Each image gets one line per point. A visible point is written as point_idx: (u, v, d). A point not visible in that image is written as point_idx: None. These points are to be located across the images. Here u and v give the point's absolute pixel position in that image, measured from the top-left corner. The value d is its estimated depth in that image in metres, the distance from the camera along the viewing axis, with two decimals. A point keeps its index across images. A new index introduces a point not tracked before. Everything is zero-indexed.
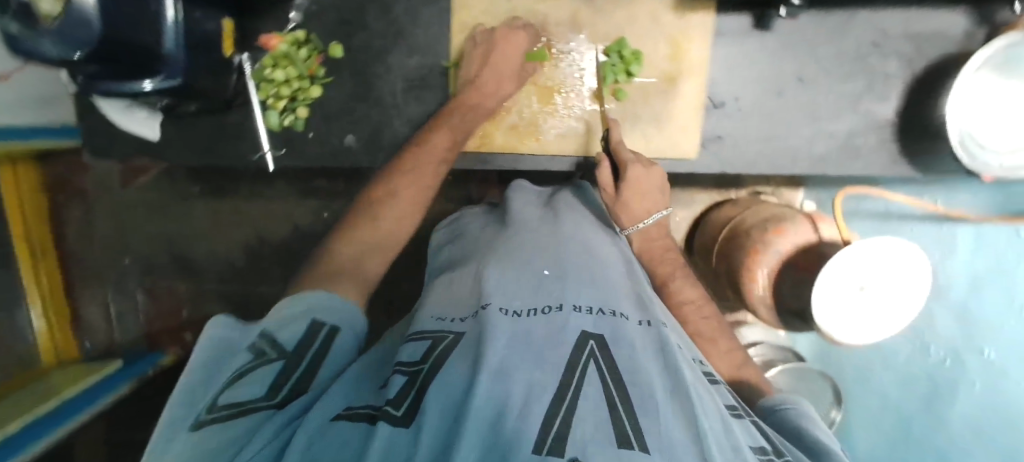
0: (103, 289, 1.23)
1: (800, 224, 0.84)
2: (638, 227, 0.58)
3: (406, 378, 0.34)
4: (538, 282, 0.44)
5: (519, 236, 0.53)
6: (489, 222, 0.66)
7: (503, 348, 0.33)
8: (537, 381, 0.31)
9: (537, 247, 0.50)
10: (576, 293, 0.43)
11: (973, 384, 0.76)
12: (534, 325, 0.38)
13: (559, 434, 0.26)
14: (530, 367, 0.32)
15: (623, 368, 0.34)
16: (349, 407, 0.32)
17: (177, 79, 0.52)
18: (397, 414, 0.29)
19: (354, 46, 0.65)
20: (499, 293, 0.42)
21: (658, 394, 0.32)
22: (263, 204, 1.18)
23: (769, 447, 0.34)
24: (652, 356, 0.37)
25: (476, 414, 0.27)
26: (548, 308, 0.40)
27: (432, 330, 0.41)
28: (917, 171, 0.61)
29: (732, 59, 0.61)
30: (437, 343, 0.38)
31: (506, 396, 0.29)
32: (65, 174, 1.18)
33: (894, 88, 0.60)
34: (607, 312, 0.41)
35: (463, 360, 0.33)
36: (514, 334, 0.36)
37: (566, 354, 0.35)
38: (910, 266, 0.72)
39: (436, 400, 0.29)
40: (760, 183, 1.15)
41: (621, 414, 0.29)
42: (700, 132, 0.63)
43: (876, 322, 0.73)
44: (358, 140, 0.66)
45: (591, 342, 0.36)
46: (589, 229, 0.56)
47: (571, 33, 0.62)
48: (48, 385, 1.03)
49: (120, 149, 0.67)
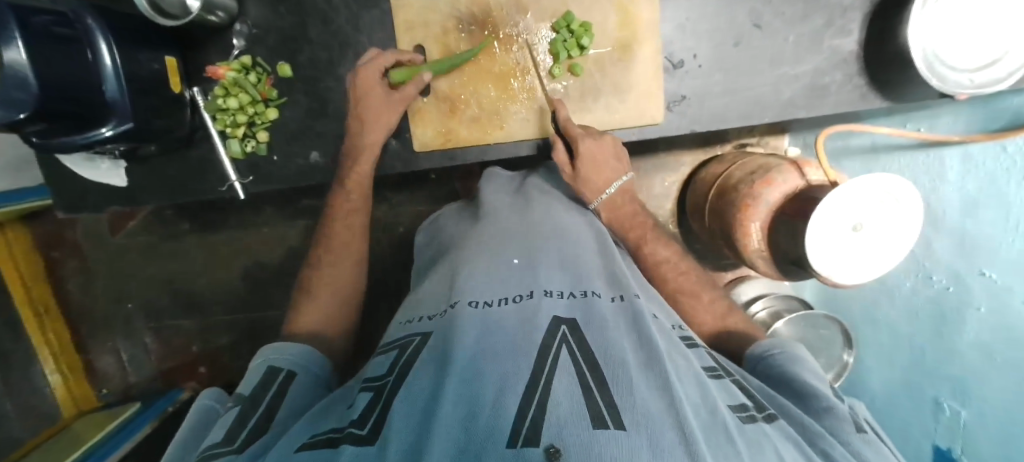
0: (111, 337, 1.25)
1: (786, 171, 0.82)
2: (604, 198, 0.60)
3: (371, 394, 0.36)
4: (509, 272, 0.45)
5: (490, 230, 0.54)
6: (464, 216, 0.66)
7: (473, 346, 0.34)
8: (510, 371, 0.31)
9: (507, 239, 0.51)
10: (547, 279, 0.44)
11: (978, 308, 0.71)
12: (506, 314, 0.39)
13: (534, 422, 0.26)
14: (502, 357, 0.33)
15: (596, 346, 0.35)
16: (314, 434, 0.33)
17: (130, 123, 0.52)
18: (364, 434, 0.31)
19: (303, 62, 0.64)
20: (470, 289, 0.43)
21: (632, 367, 0.33)
22: (252, 231, 1.19)
23: (748, 403, 0.37)
24: (626, 330, 0.38)
25: (445, 417, 0.28)
26: (519, 297, 0.41)
27: (400, 339, 0.43)
28: (888, 102, 0.60)
29: (684, 16, 0.60)
30: (404, 350, 0.40)
31: (478, 393, 0.30)
32: (55, 231, 1.19)
33: (854, 19, 0.58)
34: (579, 294, 0.42)
35: (430, 368, 0.35)
36: (483, 331, 0.36)
37: (538, 338, 0.35)
38: (901, 204, 0.70)
39: (407, 411, 0.31)
40: (744, 135, 1.14)
41: (595, 394, 0.29)
42: (663, 95, 0.62)
43: (869, 259, 0.72)
44: (324, 156, 0.66)
45: (562, 326, 0.37)
46: (562, 213, 0.57)
47: (516, 15, 0.61)
48: (73, 437, 1.06)
49: (92, 201, 0.67)
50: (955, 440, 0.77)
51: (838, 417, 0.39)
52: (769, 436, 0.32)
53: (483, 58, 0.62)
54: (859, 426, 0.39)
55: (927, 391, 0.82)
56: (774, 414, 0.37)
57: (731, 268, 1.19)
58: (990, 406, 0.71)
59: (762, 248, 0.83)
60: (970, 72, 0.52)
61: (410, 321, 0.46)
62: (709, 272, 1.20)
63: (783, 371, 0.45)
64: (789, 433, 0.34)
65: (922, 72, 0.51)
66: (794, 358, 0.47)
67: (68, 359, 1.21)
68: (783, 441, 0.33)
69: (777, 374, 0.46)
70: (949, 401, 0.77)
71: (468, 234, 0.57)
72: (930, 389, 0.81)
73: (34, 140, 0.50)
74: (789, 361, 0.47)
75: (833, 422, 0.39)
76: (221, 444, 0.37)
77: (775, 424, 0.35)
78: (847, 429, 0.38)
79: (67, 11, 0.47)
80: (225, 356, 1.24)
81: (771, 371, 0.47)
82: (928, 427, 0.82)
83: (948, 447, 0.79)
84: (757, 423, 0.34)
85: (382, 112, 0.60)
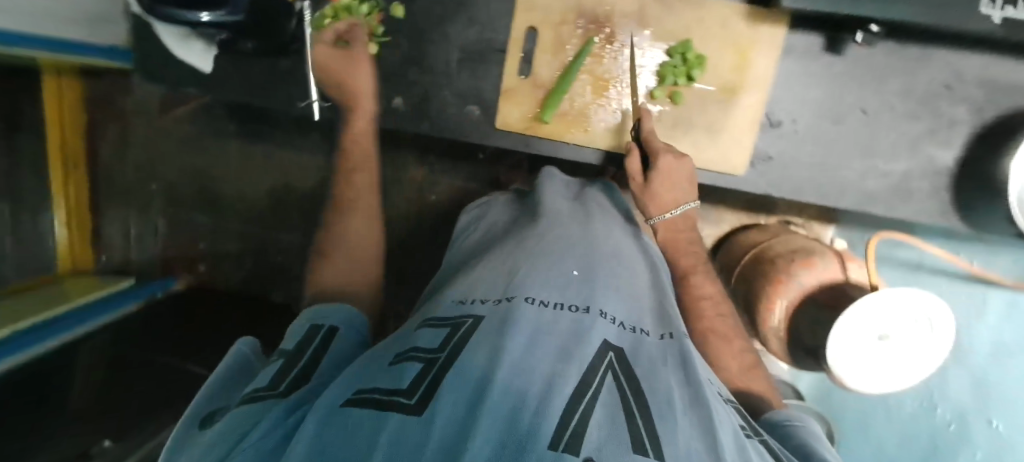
0: (127, 211, 1.26)
1: (829, 259, 0.82)
2: (666, 217, 0.59)
3: (420, 366, 0.33)
4: (568, 282, 0.44)
5: (552, 231, 0.52)
6: (518, 214, 0.64)
7: (524, 344, 0.33)
8: (558, 378, 0.30)
9: (567, 246, 0.49)
10: (604, 300, 0.42)
11: (974, 452, 0.81)
12: (558, 321, 0.38)
13: (575, 429, 0.25)
14: (551, 362, 0.32)
15: (643, 378, 0.34)
16: (360, 391, 0.31)
17: (241, 15, 0.54)
18: (409, 402, 0.28)
19: (414, 8, 0.64)
20: (526, 286, 0.42)
21: (677, 406, 0.32)
22: (292, 154, 1.19)
23: None
24: (672, 370, 0.37)
25: (493, 402, 0.26)
26: (574, 307, 0.40)
27: (453, 316, 0.41)
28: (968, 225, 0.59)
29: (796, 79, 0.59)
30: (456, 330, 0.37)
31: (524, 390, 0.28)
32: (108, 93, 1.20)
33: (959, 135, 0.58)
34: (630, 327, 0.41)
35: (481, 350, 0.33)
36: (537, 331, 0.35)
37: (589, 354, 0.34)
38: (933, 334, 0.70)
39: (451, 388, 0.28)
40: (792, 212, 1.13)
41: (638, 421, 0.28)
42: (752, 149, 0.61)
43: (892, 372, 0.71)
44: (406, 105, 0.67)
45: (610, 353, 0.35)
46: (620, 236, 0.56)
47: (636, 27, 0.60)
48: (61, 290, 1.07)
49: (170, 77, 0.67)
50: None
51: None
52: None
53: (591, 60, 0.61)
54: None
55: None
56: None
57: None
58: None
59: (780, 329, 0.84)
60: None
61: (461, 302, 0.43)
62: None
63: (799, 443, 0.42)
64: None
65: (1013, 207, 0.51)
66: (812, 434, 0.44)
67: (79, 220, 1.23)
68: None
69: (793, 445, 0.43)
70: None
71: (530, 227, 0.56)
72: None
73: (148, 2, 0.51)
74: (809, 436, 0.43)
75: None
76: (264, 389, 0.36)
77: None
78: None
79: None
80: (226, 263, 1.25)
81: (785, 440, 0.44)
82: None
83: None
84: None
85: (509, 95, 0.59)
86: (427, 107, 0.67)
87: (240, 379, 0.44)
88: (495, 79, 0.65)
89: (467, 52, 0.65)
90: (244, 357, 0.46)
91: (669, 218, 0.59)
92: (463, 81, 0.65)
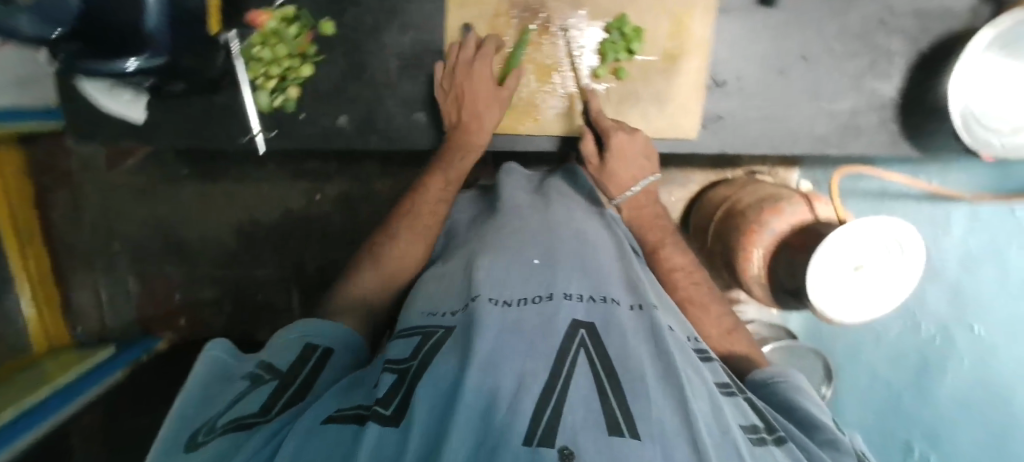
0: (93, 275, 1.21)
1: (795, 203, 0.84)
2: (627, 196, 0.60)
3: (394, 376, 0.35)
4: (530, 272, 0.45)
5: (511, 226, 0.53)
6: (481, 207, 0.65)
7: (493, 340, 0.34)
8: (529, 373, 0.32)
9: (529, 237, 0.51)
10: (566, 282, 0.43)
11: (960, 361, 0.81)
12: (525, 315, 0.38)
13: (550, 424, 0.27)
14: (521, 357, 0.33)
15: (614, 354, 0.35)
16: (339, 409, 0.32)
17: (163, 57, 0.48)
18: (386, 415, 0.30)
19: (344, 22, 0.63)
20: (489, 285, 0.43)
21: (649, 378, 0.33)
22: (253, 187, 1.16)
23: (759, 424, 0.35)
24: (643, 340, 0.38)
25: (466, 406, 0.28)
26: (537, 298, 0.41)
27: (422, 326, 0.42)
28: (918, 151, 0.61)
29: (734, 36, 0.60)
30: (426, 339, 0.39)
31: (495, 389, 0.30)
32: (50, 156, 1.15)
33: (897, 66, 0.59)
34: (598, 299, 0.42)
35: (453, 355, 0.34)
36: (503, 327, 0.36)
37: (557, 343, 0.35)
38: (904, 256, 0.72)
39: (426, 399, 0.30)
40: (756, 163, 1.15)
41: (612, 401, 0.30)
42: (701, 111, 0.62)
43: (869, 300, 0.73)
44: (352, 122, 0.65)
45: (580, 331, 0.37)
46: (583, 217, 0.56)
47: (570, 9, 0.60)
48: (40, 371, 1.04)
49: (105, 132, 0.65)
50: None
51: (843, 450, 0.37)
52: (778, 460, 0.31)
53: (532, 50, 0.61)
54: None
55: (899, 434, 0.86)
56: (783, 438, 0.35)
57: None
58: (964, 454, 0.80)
59: (761, 274, 0.85)
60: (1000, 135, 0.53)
61: (430, 314, 0.45)
62: None
63: (784, 399, 0.44)
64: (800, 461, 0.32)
65: (958, 126, 0.52)
66: (797, 388, 0.45)
67: (46, 292, 1.18)
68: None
69: (779, 400, 0.44)
70: (919, 442, 0.84)
71: (491, 224, 0.57)
72: (901, 432, 0.86)
73: (60, 57, 0.48)
74: (792, 391, 0.45)
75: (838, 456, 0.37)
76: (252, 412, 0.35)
77: (784, 448, 0.33)
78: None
79: None
80: (206, 309, 1.22)
81: (771, 399, 0.45)
82: None
83: None
84: (768, 447, 0.32)
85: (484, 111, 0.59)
86: (374, 121, 0.65)
87: (219, 382, 0.41)
88: (439, 82, 0.64)
89: (406, 59, 0.63)
90: (220, 359, 0.44)
91: (632, 195, 0.61)
92: (406, 89, 0.64)
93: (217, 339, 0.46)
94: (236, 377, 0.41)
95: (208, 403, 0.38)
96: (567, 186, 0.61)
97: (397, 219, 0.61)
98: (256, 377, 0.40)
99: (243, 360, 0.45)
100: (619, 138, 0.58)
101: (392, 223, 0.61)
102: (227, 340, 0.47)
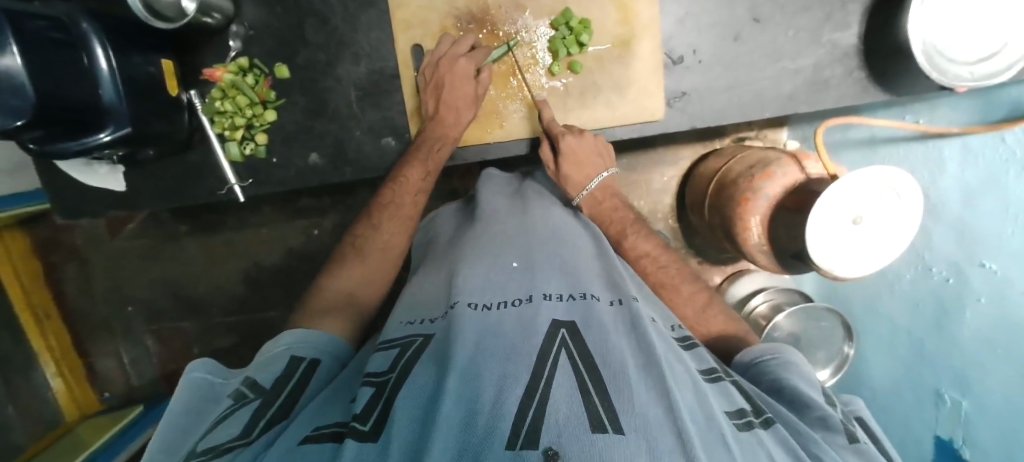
0: (112, 341, 1.25)
1: (785, 164, 0.81)
2: (585, 194, 0.64)
3: (372, 390, 0.38)
4: (510, 276, 0.48)
5: (493, 231, 0.57)
6: (461, 221, 0.67)
7: (472, 347, 0.36)
8: (509, 374, 0.33)
9: (505, 244, 0.54)
10: (545, 283, 0.46)
11: (979, 298, 0.69)
12: (505, 315, 0.41)
13: (533, 425, 0.28)
14: (502, 359, 0.35)
15: (596, 351, 0.36)
16: (316, 428, 0.36)
17: (127, 128, 0.52)
18: (364, 430, 0.32)
19: (299, 63, 0.64)
20: (469, 291, 0.45)
21: (631, 372, 0.34)
22: (252, 232, 1.18)
23: (746, 408, 0.37)
24: (625, 335, 0.40)
25: (446, 414, 0.30)
26: (517, 301, 0.43)
27: (401, 337, 0.46)
28: (888, 95, 0.60)
29: (682, 12, 0.60)
30: (405, 350, 0.43)
31: (477, 393, 0.31)
32: (54, 234, 1.19)
33: (854, 13, 0.58)
34: (578, 296, 0.45)
35: (430, 370, 0.37)
36: (482, 332, 0.38)
37: (539, 343, 0.37)
38: (903, 202, 0.69)
39: (406, 412, 0.32)
40: (742, 129, 1.14)
41: (594, 397, 0.31)
42: (663, 91, 0.62)
43: (869, 251, 0.71)
44: (323, 158, 0.66)
45: (562, 330, 0.39)
46: (557, 214, 0.61)
47: (516, 12, 0.60)
48: (75, 441, 1.08)
49: (91, 205, 0.66)
50: (955, 430, 0.76)
51: (832, 428, 0.39)
52: (765, 443, 0.33)
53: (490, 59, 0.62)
54: (853, 437, 0.39)
55: (929, 383, 0.80)
56: (771, 419, 0.37)
57: (730, 262, 1.20)
58: (990, 394, 0.69)
59: (762, 242, 0.82)
60: (970, 64, 0.52)
61: (408, 322, 0.49)
62: (710, 266, 1.21)
63: (775, 378, 0.46)
64: (786, 441, 0.34)
65: (922, 65, 0.51)
66: (787, 364, 0.47)
67: (70, 363, 1.21)
68: (780, 449, 0.33)
69: (769, 381, 0.46)
70: (950, 391, 0.76)
71: (471, 232, 0.60)
72: (930, 380, 0.80)
73: (31, 147, 0.49)
74: (782, 368, 0.47)
75: (827, 433, 0.39)
76: (237, 437, 0.37)
77: (772, 430, 0.35)
78: (838, 441, 0.38)
79: (61, 15, 0.46)
80: (225, 357, 1.24)
81: (763, 379, 0.47)
82: (928, 416, 0.81)
83: (949, 437, 0.77)
84: (754, 429, 0.34)
85: (462, 107, 0.61)
86: (345, 153, 0.66)
87: (206, 401, 0.44)
88: (400, 105, 0.65)
89: (364, 89, 0.64)
90: (206, 380, 0.46)
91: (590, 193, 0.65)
92: (370, 117, 0.65)
93: (199, 358, 0.49)
94: (222, 395, 0.45)
95: (196, 427, 0.41)
96: (541, 188, 0.68)
97: (370, 239, 0.65)
98: (241, 393, 0.43)
99: (227, 377, 0.48)
100: (568, 144, 0.60)
101: (367, 243, 0.65)
102: (210, 358, 0.49)
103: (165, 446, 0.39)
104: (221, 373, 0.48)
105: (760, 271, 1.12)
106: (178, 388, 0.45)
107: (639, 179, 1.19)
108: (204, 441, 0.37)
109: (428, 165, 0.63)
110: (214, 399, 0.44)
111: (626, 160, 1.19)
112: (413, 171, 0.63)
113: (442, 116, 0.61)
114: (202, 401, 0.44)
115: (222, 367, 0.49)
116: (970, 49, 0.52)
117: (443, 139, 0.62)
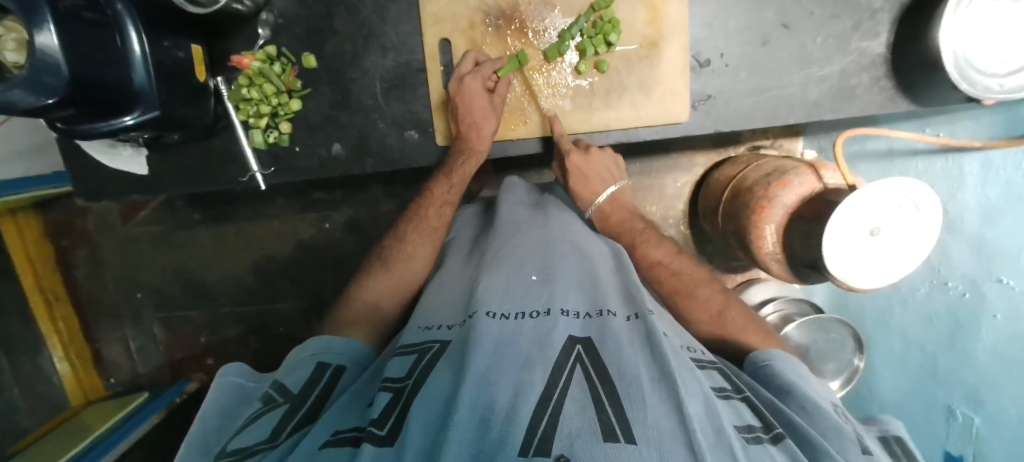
0: (119, 326, 1.24)
1: (802, 173, 0.80)
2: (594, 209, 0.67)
3: (390, 395, 0.38)
4: (527, 288, 0.48)
5: (511, 243, 0.57)
6: (479, 231, 0.68)
7: (488, 355, 0.36)
8: (523, 383, 0.33)
9: (524, 256, 0.54)
10: (563, 298, 0.47)
11: (994, 315, 0.68)
12: (523, 327, 0.42)
13: (545, 435, 0.29)
14: (517, 369, 0.35)
15: (610, 363, 0.36)
16: (337, 431, 0.36)
17: (155, 111, 0.52)
18: (381, 435, 0.33)
19: (327, 53, 0.64)
20: (486, 300, 0.46)
21: (645, 384, 0.34)
22: (263, 223, 1.18)
23: (756, 425, 0.38)
24: (639, 346, 0.40)
25: (462, 418, 0.30)
26: (536, 313, 0.44)
27: (418, 343, 0.46)
28: (917, 105, 0.60)
29: (712, 14, 0.60)
30: (423, 355, 0.43)
31: (492, 400, 0.32)
32: (67, 218, 1.19)
33: (883, 22, 0.58)
34: (594, 313, 0.45)
35: (447, 376, 0.37)
36: (500, 340, 0.39)
37: (555, 355, 0.37)
38: (922, 214, 0.68)
39: (422, 416, 0.33)
40: (758, 137, 1.13)
41: (608, 410, 0.31)
42: (689, 93, 0.62)
43: (885, 265, 0.69)
44: (346, 149, 0.67)
45: (577, 346, 0.39)
46: (580, 231, 0.62)
47: (544, 10, 0.60)
48: (80, 424, 1.08)
49: (114, 188, 0.67)
50: (967, 446, 0.75)
51: (846, 436, 0.40)
52: (772, 456, 0.33)
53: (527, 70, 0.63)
54: (865, 449, 0.40)
55: (939, 398, 0.79)
56: (781, 435, 0.37)
57: (741, 270, 1.19)
58: (1005, 414, 0.68)
59: (777, 250, 0.81)
60: (1000, 76, 0.52)
61: (427, 328, 0.49)
62: (720, 274, 1.21)
63: (785, 385, 0.47)
64: (793, 454, 0.35)
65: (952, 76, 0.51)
66: (796, 372, 0.49)
67: (76, 349, 1.21)
68: (786, 459, 0.34)
69: (780, 384, 0.48)
70: (961, 407, 0.75)
71: (492, 240, 0.60)
72: (943, 395, 0.78)
73: (58, 126, 0.50)
74: (788, 373, 0.49)
75: (840, 442, 0.40)
76: (264, 441, 0.38)
77: (780, 445, 0.36)
78: (853, 450, 0.39)
79: None
80: (233, 347, 1.24)
81: (771, 383, 0.48)
82: (939, 431, 0.79)
83: (959, 453, 0.76)
84: (763, 444, 0.35)
85: (481, 121, 0.61)
86: (367, 145, 0.67)
87: (238, 406, 0.46)
88: (425, 99, 0.65)
89: (389, 81, 0.65)
90: (237, 383, 0.49)
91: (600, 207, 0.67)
92: (394, 110, 0.66)
93: (230, 363, 0.51)
94: (252, 398, 0.47)
95: (224, 431, 0.43)
96: (564, 205, 0.68)
97: (395, 255, 0.67)
98: (269, 397, 0.44)
99: (256, 382, 0.50)
100: (570, 162, 0.63)
101: (387, 256, 0.68)
102: (240, 363, 0.52)
103: (201, 445, 0.42)
104: (252, 377, 0.51)
105: (769, 280, 1.11)
106: (208, 391, 0.48)
107: (652, 183, 1.19)
108: (233, 444, 0.38)
109: (453, 181, 0.65)
110: (245, 402, 0.47)
111: (640, 164, 1.18)
112: (439, 187, 0.67)
113: (466, 132, 0.62)
114: (230, 406, 0.46)
115: (252, 371, 0.51)
116: (997, 61, 0.52)
117: (469, 152, 0.63)
